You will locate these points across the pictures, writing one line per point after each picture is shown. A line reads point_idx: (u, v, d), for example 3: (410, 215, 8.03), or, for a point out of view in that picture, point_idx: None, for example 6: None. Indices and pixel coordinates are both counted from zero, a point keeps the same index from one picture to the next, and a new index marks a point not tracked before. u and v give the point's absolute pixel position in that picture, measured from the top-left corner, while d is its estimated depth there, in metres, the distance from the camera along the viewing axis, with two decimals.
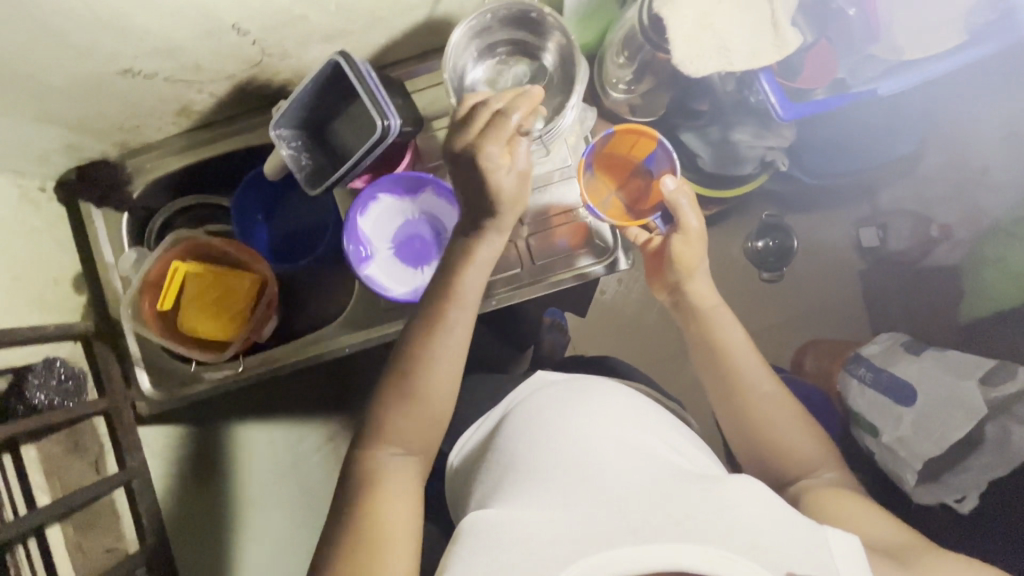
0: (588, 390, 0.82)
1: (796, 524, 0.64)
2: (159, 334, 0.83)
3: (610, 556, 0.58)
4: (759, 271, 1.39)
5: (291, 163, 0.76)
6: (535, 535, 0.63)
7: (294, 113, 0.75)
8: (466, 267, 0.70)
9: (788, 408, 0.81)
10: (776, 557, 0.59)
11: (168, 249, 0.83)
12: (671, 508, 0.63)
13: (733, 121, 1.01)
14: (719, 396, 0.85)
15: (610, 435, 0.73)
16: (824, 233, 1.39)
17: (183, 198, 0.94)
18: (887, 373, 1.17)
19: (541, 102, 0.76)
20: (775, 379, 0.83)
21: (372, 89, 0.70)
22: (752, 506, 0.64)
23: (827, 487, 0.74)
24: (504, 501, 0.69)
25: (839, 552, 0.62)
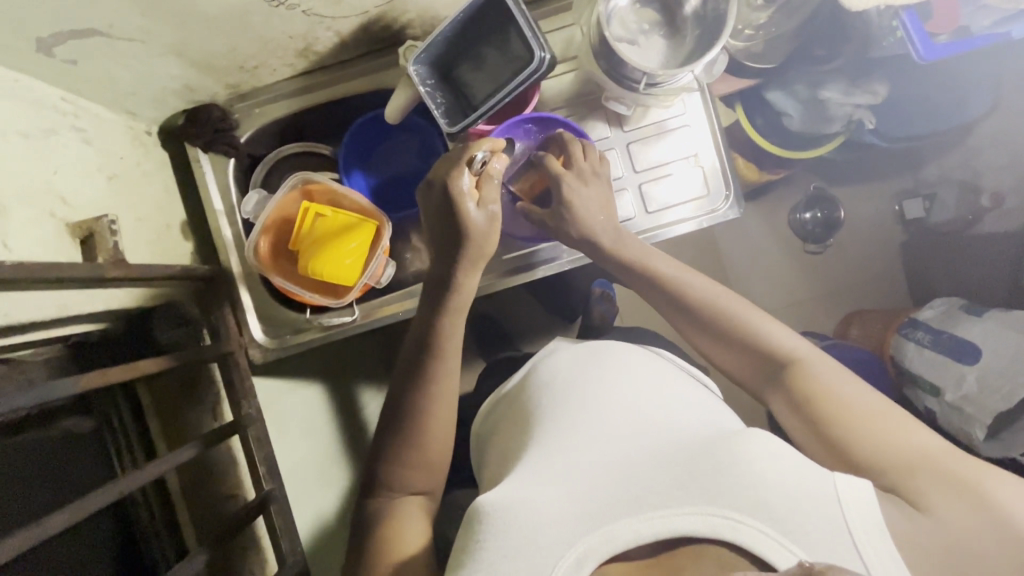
0: (604, 358, 0.74)
1: (812, 475, 0.54)
2: (281, 278, 0.83)
3: (610, 531, 0.52)
4: (804, 243, 1.41)
5: (429, 101, 0.76)
6: (542, 511, 0.55)
7: (433, 50, 0.75)
8: (472, 272, 0.74)
9: (780, 327, 0.73)
10: (790, 517, 0.50)
11: (291, 191, 0.84)
12: (680, 469, 0.55)
13: (825, 78, 1.02)
14: (692, 335, 0.78)
15: (623, 397, 0.66)
16: (866, 205, 1.42)
17: (291, 144, 0.92)
18: (948, 335, 1.16)
19: (679, 44, 0.77)
20: (742, 301, 0.76)
21: (528, 20, 0.70)
22: (764, 461, 0.54)
23: (829, 391, 0.66)
24: (511, 480, 0.60)
25: (860, 523, 0.51)
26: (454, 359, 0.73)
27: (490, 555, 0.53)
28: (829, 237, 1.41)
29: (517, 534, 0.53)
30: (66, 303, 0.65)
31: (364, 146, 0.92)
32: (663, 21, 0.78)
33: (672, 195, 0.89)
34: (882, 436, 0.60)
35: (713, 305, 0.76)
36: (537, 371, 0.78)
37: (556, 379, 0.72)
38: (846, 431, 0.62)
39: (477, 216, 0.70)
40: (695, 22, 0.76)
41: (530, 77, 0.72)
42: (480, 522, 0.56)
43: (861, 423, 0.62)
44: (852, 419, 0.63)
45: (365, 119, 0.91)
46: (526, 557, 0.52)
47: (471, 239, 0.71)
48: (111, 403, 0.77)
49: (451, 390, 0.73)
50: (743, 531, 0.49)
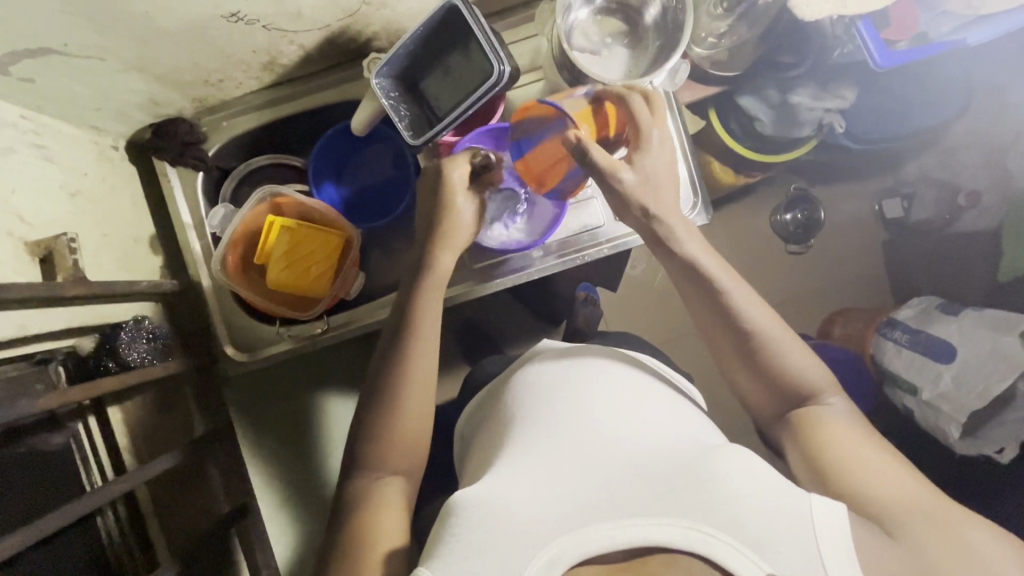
0: (589, 364, 0.73)
1: (781, 486, 0.55)
2: (248, 291, 0.83)
3: (583, 534, 0.52)
4: (785, 244, 1.42)
5: (392, 113, 0.76)
6: (519, 512, 0.55)
7: (395, 62, 0.75)
8: (441, 250, 0.75)
9: (799, 351, 0.70)
10: (763, 532, 0.51)
11: (257, 205, 0.84)
12: (659, 480, 0.55)
13: (795, 82, 1.03)
14: (711, 344, 0.74)
15: (607, 404, 0.66)
16: (845, 206, 1.43)
17: (261, 155, 0.92)
18: (925, 335, 1.17)
19: (641, 54, 0.78)
20: (782, 326, 0.70)
21: (487, 34, 0.71)
22: (741, 476, 0.55)
23: (841, 440, 0.65)
24: (492, 479, 0.60)
25: (830, 541, 0.52)
26: (428, 356, 0.73)
27: (461, 550, 0.55)
28: (811, 237, 1.42)
29: (494, 537, 0.54)
30: (26, 323, 0.66)
31: (334, 157, 0.92)
32: (625, 32, 0.79)
33: None
34: (878, 472, 0.61)
35: (756, 322, 0.69)
36: (525, 373, 0.77)
37: (546, 383, 0.72)
38: (853, 474, 0.62)
39: (466, 212, 0.76)
40: (655, 32, 0.77)
41: (490, 89, 0.72)
42: (455, 517, 0.58)
43: (870, 470, 0.61)
44: (861, 466, 0.62)
45: (333, 130, 0.91)
46: (497, 554, 0.53)
47: (452, 225, 0.75)
48: (80, 420, 0.76)
49: (419, 404, 0.71)
50: (712, 544, 0.50)
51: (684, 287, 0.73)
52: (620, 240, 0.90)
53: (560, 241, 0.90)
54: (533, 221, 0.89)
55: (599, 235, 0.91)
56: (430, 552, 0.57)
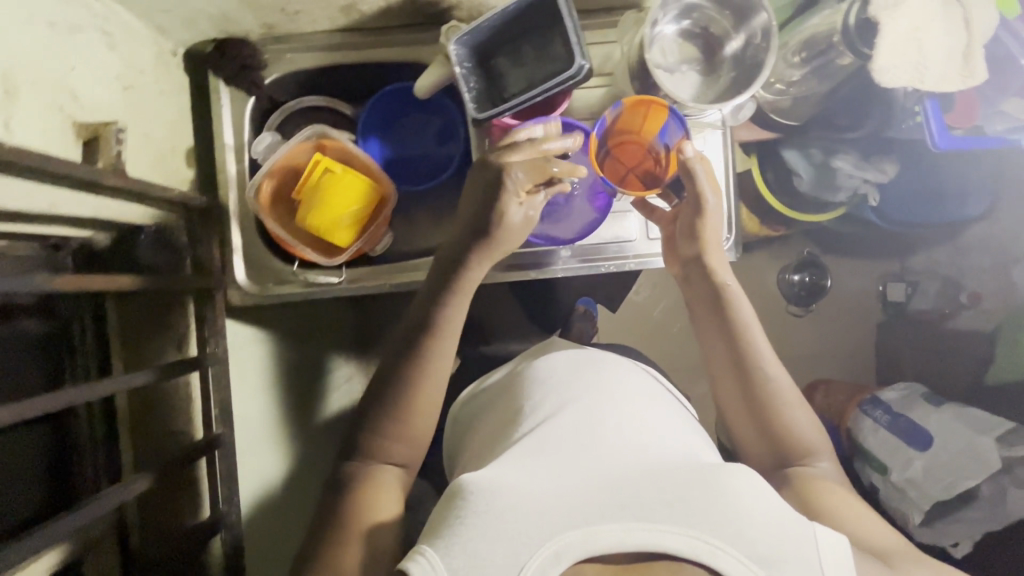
0: (603, 377, 0.80)
1: (786, 515, 0.59)
2: (277, 223, 0.82)
3: (594, 531, 0.55)
4: (787, 303, 1.46)
5: (462, 83, 0.75)
6: (529, 505, 0.58)
7: (477, 35, 0.75)
8: (483, 259, 0.77)
9: (794, 394, 0.78)
10: (767, 552, 0.55)
11: (304, 142, 0.83)
12: (666, 489, 0.59)
13: (840, 148, 1.06)
14: (722, 388, 0.81)
15: (614, 422, 0.71)
16: (853, 280, 1.46)
17: (315, 96, 0.91)
18: (905, 418, 1.19)
19: (711, 83, 0.79)
20: (789, 382, 0.79)
21: (576, 26, 0.70)
22: (752, 496, 0.59)
23: (833, 491, 0.72)
24: (503, 469, 0.63)
25: (830, 562, 0.56)
26: (448, 351, 0.76)
27: (468, 533, 0.57)
28: (811, 302, 1.45)
29: (504, 520, 0.57)
30: (58, 202, 0.63)
31: (388, 115, 0.92)
32: (702, 58, 0.79)
33: None
34: (860, 511, 0.69)
35: (768, 368, 0.78)
36: (535, 370, 0.84)
37: (561, 381, 0.79)
38: (849, 516, 0.69)
39: (514, 215, 0.75)
40: (732, 64, 0.77)
41: (565, 82, 0.71)
42: (462, 500, 0.60)
43: (859, 514, 0.70)
44: (853, 511, 0.70)
45: (392, 88, 0.91)
46: (507, 539, 0.56)
47: (499, 232, 0.76)
48: (77, 317, 0.76)
49: (433, 389, 0.74)
50: (719, 557, 0.53)
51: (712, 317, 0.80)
52: (649, 258, 0.91)
53: (592, 248, 0.91)
54: (569, 218, 0.88)
55: (630, 250, 0.91)
56: (438, 533, 0.59)
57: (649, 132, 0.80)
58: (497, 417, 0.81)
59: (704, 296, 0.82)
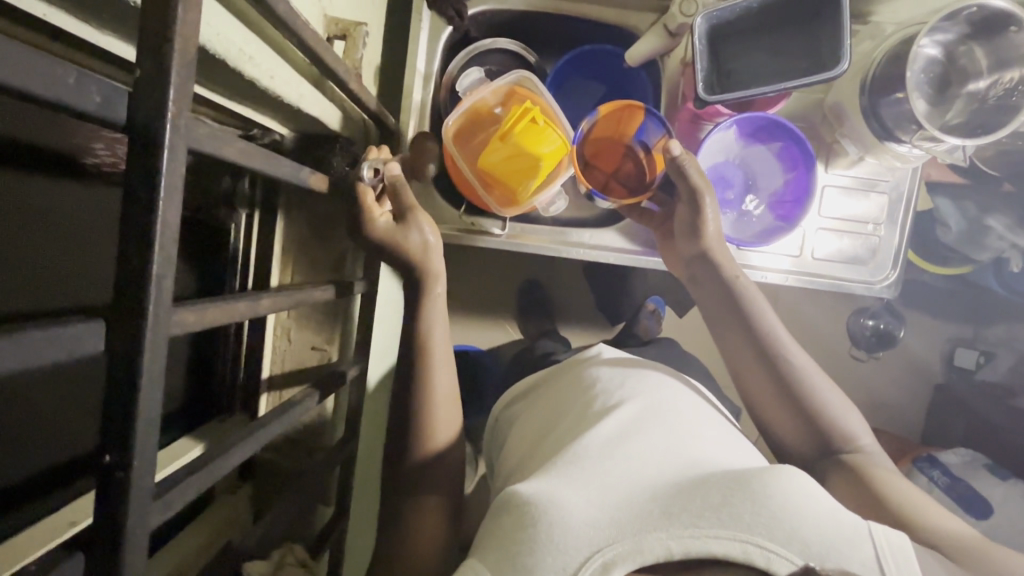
0: (651, 381, 0.76)
1: (841, 521, 0.54)
2: (462, 162, 0.81)
3: (640, 544, 0.52)
4: (853, 345, 1.45)
5: (697, 56, 0.71)
6: (573, 515, 0.55)
7: (725, 14, 0.71)
8: (432, 273, 0.72)
9: (834, 395, 0.73)
10: (819, 553, 0.50)
11: (505, 86, 0.80)
12: (708, 495, 0.55)
13: (996, 206, 1.05)
14: (752, 396, 0.76)
15: (661, 430, 0.67)
16: (929, 336, 1.46)
17: (510, 40, 0.87)
18: (965, 483, 1.21)
19: (942, 120, 0.76)
20: (830, 386, 0.74)
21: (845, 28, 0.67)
22: (802, 499, 0.55)
23: (890, 480, 0.67)
24: (545, 475, 0.61)
25: (894, 561, 0.51)
26: (440, 362, 0.72)
27: (519, 545, 0.54)
28: (879, 350, 1.44)
29: (547, 530, 0.54)
30: (302, 97, 0.59)
31: (576, 75, 0.89)
32: (938, 91, 0.76)
33: (847, 250, 0.88)
34: (925, 506, 0.64)
35: (801, 379, 0.73)
36: (583, 374, 0.80)
37: (606, 385, 0.76)
38: (910, 507, 0.63)
39: (380, 222, 0.68)
40: (968, 104, 0.75)
41: (818, 81, 0.67)
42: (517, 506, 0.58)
43: (918, 503, 0.64)
44: (914, 502, 0.64)
45: (591, 48, 0.87)
46: (548, 549, 0.53)
47: (399, 246, 0.69)
48: (246, 210, 0.75)
49: (439, 382, 0.72)
50: (772, 560, 0.49)
51: (729, 321, 0.77)
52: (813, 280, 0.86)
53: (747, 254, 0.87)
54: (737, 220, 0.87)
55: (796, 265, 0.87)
56: (492, 551, 0.56)
57: (628, 133, 0.85)
58: (545, 416, 0.78)
59: (716, 297, 0.79)
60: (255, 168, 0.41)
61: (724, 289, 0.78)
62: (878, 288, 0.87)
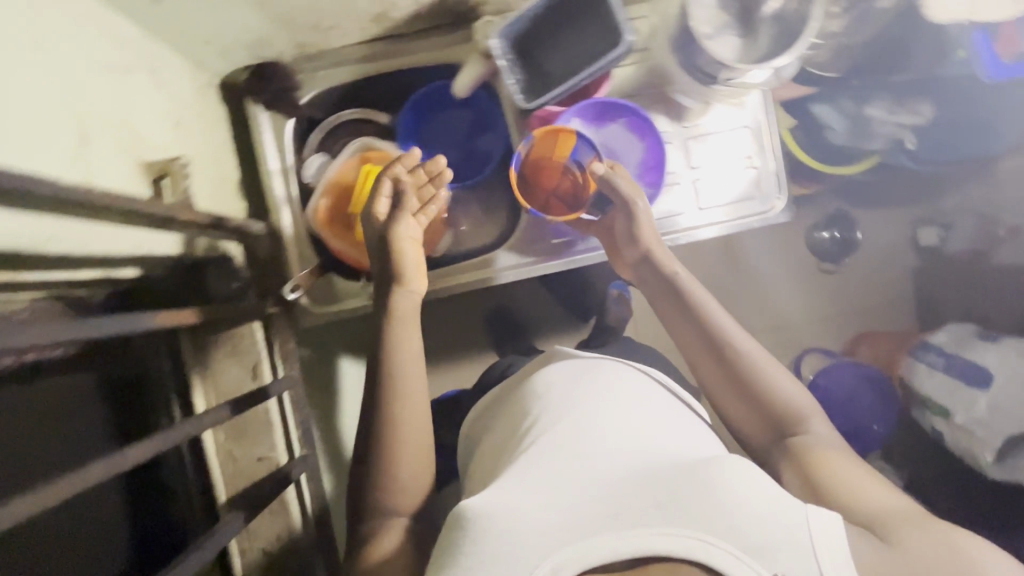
0: (602, 372, 0.75)
1: (774, 498, 0.56)
2: (337, 241, 0.84)
3: (588, 545, 0.53)
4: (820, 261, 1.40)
5: (507, 75, 0.75)
6: (523, 524, 0.56)
7: (518, 26, 0.75)
8: (398, 322, 0.74)
9: (786, 378, 0.74)
10: (759, 539, 0.52)
11: (348, 158, 0.84)
12: (657, 491, 0.56)
13: (870, 96, 1.06)
14: (705, 379, 0.77)
15: (612, 420, 0.66)
16: (883, 230, 1.40)
17: (349, 110, 0.91)
18: (963, 358, 1.15)
19: (753, 48, 0.78)
20: (775, 364, 0.75)
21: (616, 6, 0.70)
22: (747, 490, 0.56)
23: (837, 459, 0.67)
24: (497, 486, 0.61)
25: (827, 549, 0.53)
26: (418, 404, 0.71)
27: (468, 562, 0.55)
28: (846, 257, 1.41)
29: (499, 544, 0.55)
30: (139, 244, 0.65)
31: (421, 118, 0.92)
32: (741, 22, 0.79)
33: (723, 193, 0.89)
34: (863, 483, 0.64)
35: (753, 361, 0.73)
36: (534, 377, 0.79)
37: (559, 382, 0.74)
38: (844, 483, 0.64)
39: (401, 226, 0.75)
40: (773, 23, 0.77)
41: (611, 61, 0.71)
42: (462, 526, 0.58)
43: (847, 472, 0.65)
44: (851, 478, 0.65)
45: (426, 89, 0.90)
46: (502, 565, 0.54)
47: (398, 254, 0.75)
48: (154, 357, 0.76)
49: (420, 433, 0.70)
50: (711, 553, 0.51)
51: (667, 307, 0.79)
52: (698, 232, 0.89)
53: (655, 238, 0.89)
54: None
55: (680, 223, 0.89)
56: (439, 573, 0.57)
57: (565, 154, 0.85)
58: (500, 424, 0.77)
59: (659, 289, 0.80)
60: (72, 338, 0.43)
61: (664, 284, 0.80)
62: (767, 216, 0.90)
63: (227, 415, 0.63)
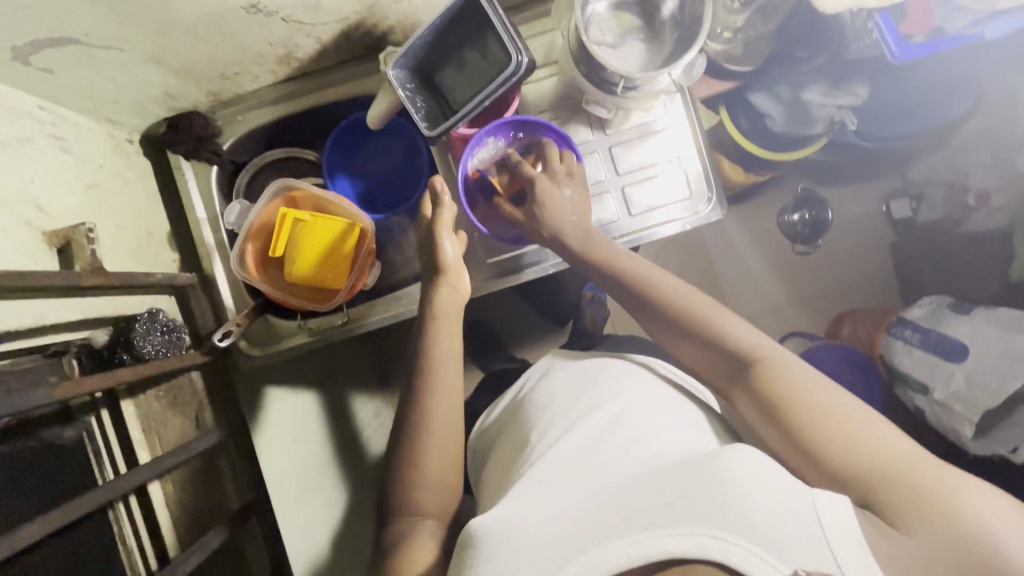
0: (608, 375, 0.74)
1: (785, 488, 0.51)
2: (266, 282, 0.83)
3: (602, 551, 0.48)
4: (793, 245, 1.33)
5: (408, 104, 0.75)
6: (531, 538, 0.53)
7: (413, 54, 0.75)
8: (439, 334, 0.74)
9: (745, 328, 0.69)
10: (775, 534, 0.47)
11: (271, 201, 0.83)
12: (668, 490, 0.52)
13: (806, 80, 1.00)
14: (679, 350, 0.72)
15: (624, 426, 0.65)
16: (853, 207, 1.33)
17: (274, 149, 0.93)
18: (936, 333, 1.07)
19: (654, 51, 0.78)
20: (735, 319, 0.70)
21: (505, 24, 0.70)
22: (756, 482, 0.51)
23: (821, 401, 0.61)
24: (505, 502, 0.59)
25: (839, 535, 0.48)
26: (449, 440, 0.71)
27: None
28: (818, 237, 1.32)
29: (510, 559, 0.52)
30: (46, 313, 0.66)
31: (347, 151, 0.93)
32: (640, 26, 0.79)
33: (653, 196, 0.88)
34: (856, 430, 0.58)
35: (710, 326, 0.69)
36: (538, 389, 0.77)
37: (562, 394, 0.72)
38: (836, 436, 0.58)
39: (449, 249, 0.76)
40: (672, 25, 0.77)
41: (508, 80, 0.71)
42: (473, 548, 0.55)
43: (848, 423, 0.59)
44: (845, 426, 0.59)
45: (346, 122, 0.91)
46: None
47: (449, 264, 0.76)
48: (93, 413, 0.75)
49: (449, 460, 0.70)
50: (730, 552, 0.45)
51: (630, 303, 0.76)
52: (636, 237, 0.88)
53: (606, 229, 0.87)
54: None
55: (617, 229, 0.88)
56: None
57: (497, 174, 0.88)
58: (505, 437, 0.76)
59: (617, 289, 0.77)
60: None
61: (615, 276, 0.76)
62: (701, 216, 0.88)
63: (150, 475, 0.67)
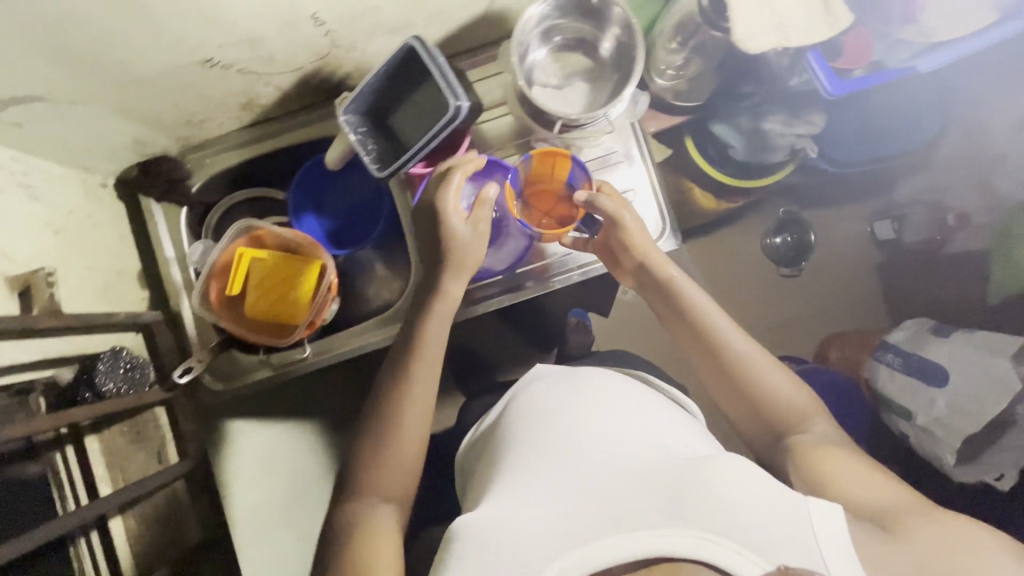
0: (591, 375, 0.73)
1: (770, 490, 0.53)
2: (228, 318, 0.85)
3: (588, 550, 0.50)
4: (778, 267, 1.28)
5: (359, 148, 0.79)
6: (522, 534, 0.54)
7: (362, 100, 0.78)
8: (415, 361, 0.74)
9: (777, 373, 0.73)
10: (763, 536, 0.49)
11: (235, 240, 0.86)
12: (659, 492, 0.53)
13: (765, 109, 1.01)
14: (704, 371, 0.77)
15: (603, 419, 0.63)
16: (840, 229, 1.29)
17: (243, 190, 0.98)
18: (917, 356, 1.05)
19: (595, 90, 0.81)
20: (764, 357, 0.74)
21: (445, 72, 0.74)
22: (746, 487, 0.53)
23: (837, 457, 0.65)
24: (493, 498, 0.59)
25: (832, 542, 0.50)
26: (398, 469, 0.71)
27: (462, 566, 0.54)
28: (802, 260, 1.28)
29: (500, 555, 0.53)
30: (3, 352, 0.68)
31: (312, 189, 0.96)
32: (581, 67, 0.82)
33: None
34: (855, 476, 0.62)
35: (744, 361, 0.73)
36: (519, 394, 0.75)
37: (542, 394, 0.71)
38: (843, 477, 0.62)
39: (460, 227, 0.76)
40: (610, 66, 0.81)
41: (448, 123, 0.74)
42: (456, 542, 0.57)
43: (848, 473, 0.62)
44: (847, 471, 0.62)
45: (309, 164, 0.95)
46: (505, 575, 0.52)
47: (455, 251, 0.76)
48: (57, 449, 0.77)
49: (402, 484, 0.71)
50: (716, 552, 0.47)
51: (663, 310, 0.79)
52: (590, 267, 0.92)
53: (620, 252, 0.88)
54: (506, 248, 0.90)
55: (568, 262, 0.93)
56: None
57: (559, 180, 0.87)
58: (485, 443, 0.75)
59: (650, 286, 0.80)
60: None
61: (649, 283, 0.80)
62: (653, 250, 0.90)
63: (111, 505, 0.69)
